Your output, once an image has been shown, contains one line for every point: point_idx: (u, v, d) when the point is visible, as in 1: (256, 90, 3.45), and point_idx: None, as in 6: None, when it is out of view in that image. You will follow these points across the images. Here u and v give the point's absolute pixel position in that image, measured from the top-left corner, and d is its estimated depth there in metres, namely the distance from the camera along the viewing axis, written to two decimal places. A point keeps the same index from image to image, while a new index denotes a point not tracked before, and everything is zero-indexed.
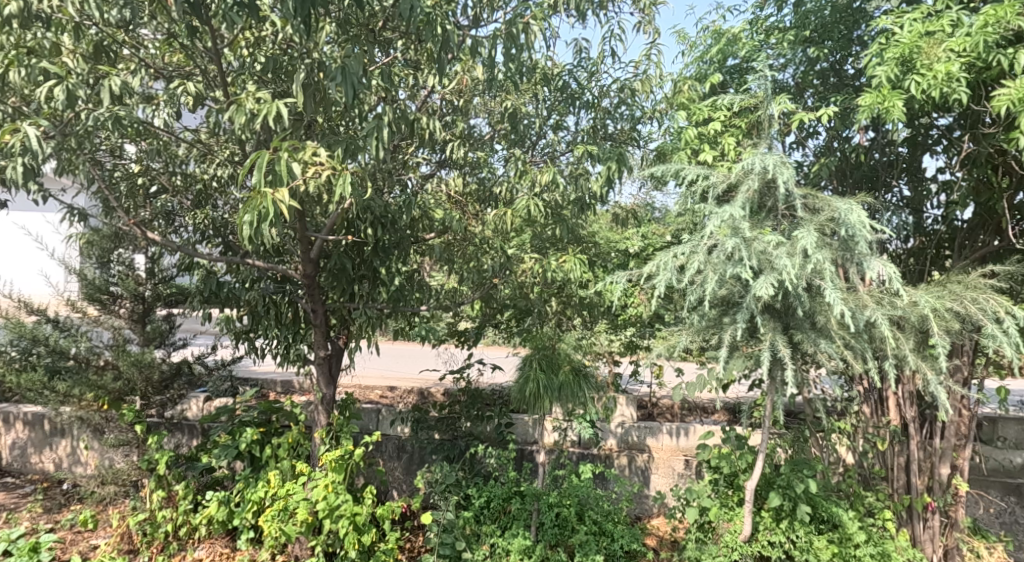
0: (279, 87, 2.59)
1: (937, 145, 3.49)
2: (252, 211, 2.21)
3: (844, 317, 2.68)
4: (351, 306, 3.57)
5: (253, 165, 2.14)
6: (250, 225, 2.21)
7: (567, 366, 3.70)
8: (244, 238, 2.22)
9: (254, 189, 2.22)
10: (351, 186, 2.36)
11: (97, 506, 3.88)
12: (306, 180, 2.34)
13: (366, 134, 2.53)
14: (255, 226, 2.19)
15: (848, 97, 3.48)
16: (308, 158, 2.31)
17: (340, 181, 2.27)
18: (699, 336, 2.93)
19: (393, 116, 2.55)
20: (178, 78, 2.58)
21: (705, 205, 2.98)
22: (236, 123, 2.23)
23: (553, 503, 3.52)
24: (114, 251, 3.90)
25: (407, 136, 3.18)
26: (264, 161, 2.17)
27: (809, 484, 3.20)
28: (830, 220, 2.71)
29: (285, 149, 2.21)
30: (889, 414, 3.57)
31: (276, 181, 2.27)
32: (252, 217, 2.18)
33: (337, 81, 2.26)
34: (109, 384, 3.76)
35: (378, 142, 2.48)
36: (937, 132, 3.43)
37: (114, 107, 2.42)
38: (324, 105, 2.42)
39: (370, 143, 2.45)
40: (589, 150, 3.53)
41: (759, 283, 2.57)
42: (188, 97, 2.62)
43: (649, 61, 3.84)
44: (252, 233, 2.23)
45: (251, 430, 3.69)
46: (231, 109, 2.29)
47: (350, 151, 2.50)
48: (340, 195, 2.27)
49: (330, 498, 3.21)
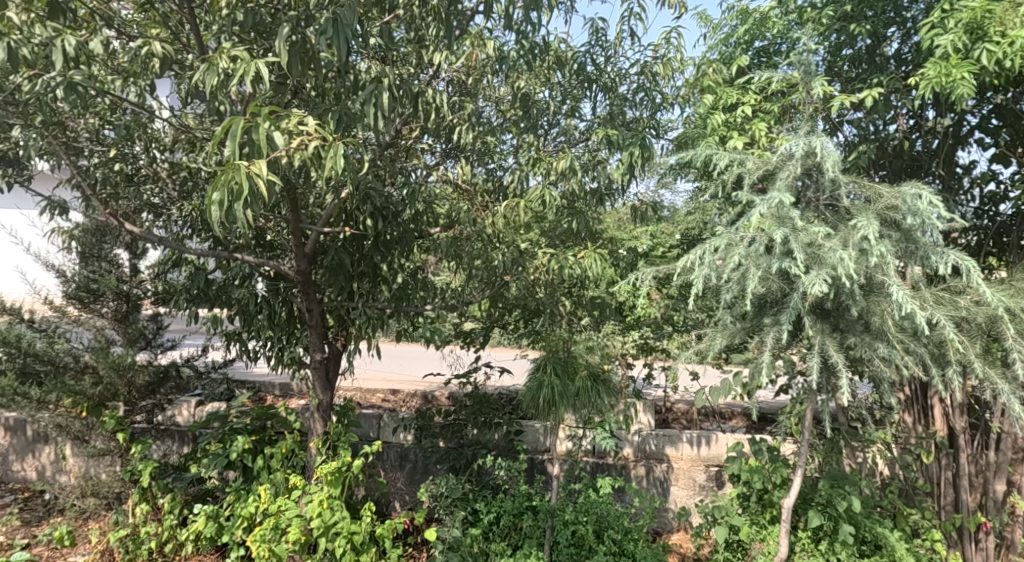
0: (266, 56, 2.31)
1: (973, 137, 3.33)
2: (224, 189, 1.94)
3: (901, 318, 2.39)
4: (349, 305, 3.29)
5: (226, 132, 1.86)
6: (219, 204, 1.93)
7: (583, 371, 3.42)
8: (213, 220, 1.94)
9: (226, 162, 1.93)
10: (344, 160, 2.07)
11: (78, 521, 3.65)
12: (288, 154, 2.07)
13: (362, 103, 2.23)
14: (225, 206, 1.91)
15: (893, 78, 3.19)
16: (294, 128, 2.06)
17: (330, 153, 1.99)
18: (735, 339, 2.64)
19: (392, 79, 2.21)
20: (146, 39, 2.29)
21: (740, 194, 2.70)
22: (209, 85, 1.95)
23: (568, 521, 3.24)
24: (95, 244, 3.59)
25: (412, 114, 2.90)
26: (240, 128, 1.89)
27: (852, 502, 2.92)
28: (894, 206, 2.41)
29: (265, 117, 1.92)
30: (935, 424, 3.33)
31: (254, 153, 1.97)
32: (222, 195, 1.89)
33: (329, 36, 1.98)
34: (88, 389, 3.47)
35: (377, 110, 2.17)
36: (971, 127, 3.31)
37: (70, 72, 2.13)
38: (314, 65, 2.15)
39: (366, 110, 2.14)
40: (609, 135, 3.27)
41: (810, 279, 2.28)
42: (156, 62, 2.29)
43: (669, 44, 3.57)
44: (223, 215, 1.95)
45: (243, 438, 3.42)
46: (200, 69, 2.00)
47: (345, 122, 2.22)
48: (328, 169, 1.96)
49: (325, 515, 2.95)
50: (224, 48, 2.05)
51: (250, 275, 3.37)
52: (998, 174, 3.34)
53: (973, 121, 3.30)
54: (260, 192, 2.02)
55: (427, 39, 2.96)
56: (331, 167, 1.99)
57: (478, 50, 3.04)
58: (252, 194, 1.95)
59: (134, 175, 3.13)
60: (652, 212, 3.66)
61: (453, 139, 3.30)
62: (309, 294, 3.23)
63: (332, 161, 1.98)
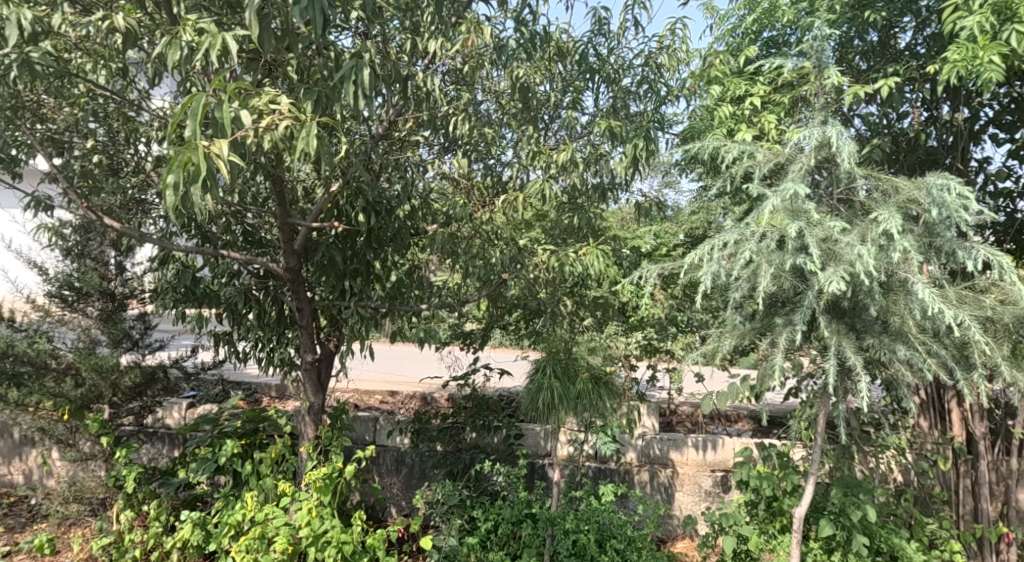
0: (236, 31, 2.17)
1: (986, 133, 3.23)
2: (181, 172, 1.79)
3: (923, 318, 2.25)
4: (341, 303, 3.16)
5: (187, 108, 1.74)
6: (175, 188, 1.79)
7: (585, 374, 3.27)
8: (169, 205, 1.78)
9: (186, 142, 1.80)
10: (319, 141, 1.94)
11: (59, 529, 3.53)
12: (263, 138, 1.94)
13: (340, 80, 2.10)
14: (181, 190, 1.76)
15: (909, 67, 3.05)
16: (264, 107, 1.94)
17: (303, 132, 1.86)
18: (744, 340, 2.51)
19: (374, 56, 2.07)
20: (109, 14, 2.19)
21: (750, 187, 2.56)
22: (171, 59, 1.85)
23: (568, 530, 3.10)
24: (79, 241, 3.45)
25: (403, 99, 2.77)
26: (202, 106, 1.76)
27: (867, 511, 2.78)
28: (916, 198, 2.28)
29: (231, 94, 1.80)
30: (952, 430, 3.19)
31: (218, 133, 1.85)
32: (178, 177, 1.75)
33: (303, 6, 1.85)
34: (68, 391, 3.36)
35: (357, 87, 2.03)
36: (983, 124, 3.22)
37: (26, 48, 2.09)
38: (289, 39, 2.04)
39: (345, 87, 2.01)
40: (612, 126, 3.13)
41: (827, 277, 2.14)
42: (120, 37, 2.14)
43: (674, 35, 3.42)
44: (179, 201, 1.79)
45: (232, 442, 3.30)
46: (161, 42, 1.92)
47: (325, 104, 2.08)
48: (300, 149, 1.83)
49: (314, 524, 2.82)
50: (189, 19, 1.98)
51: (239, 273, 3.25)
52: (1014, 171, 3.20)
53: (988, 115, 3.19)
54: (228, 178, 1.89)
55: (422, 26, 2.85)
56: (304, 147, 1.86)
57: (475, 35, 2.87)
58: (215, 178, 1.82)
59: (117, 168, 2.99)
60: (657, 211, 3.56)
61: (449, 131, 3.17)
62: (300, 292, 3.11)
63: (304, 140, 1.85)
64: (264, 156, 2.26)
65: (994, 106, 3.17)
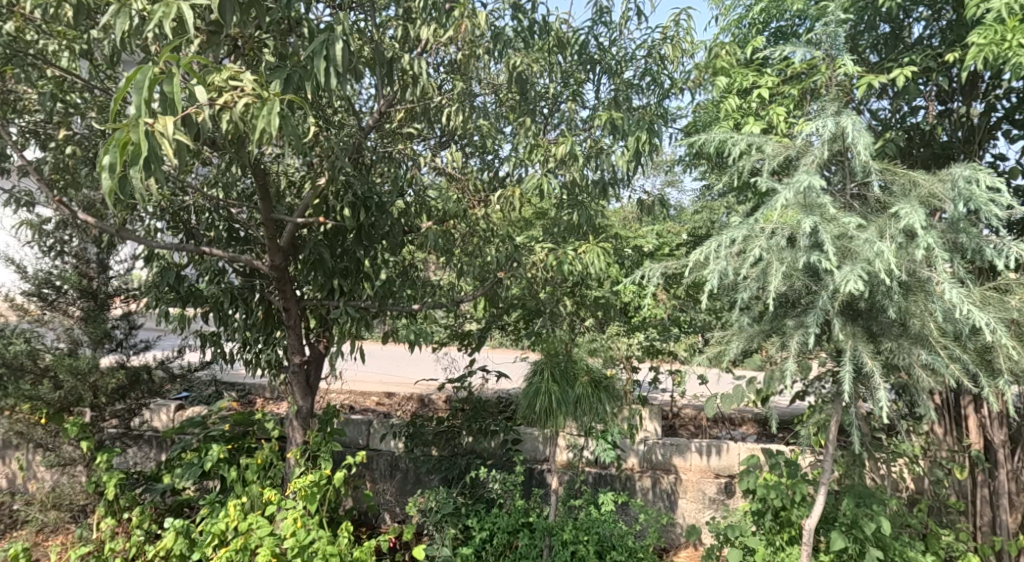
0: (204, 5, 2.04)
1: (1000, 130, 3.08)
2: (120, 154, 1.69)
3: (945, 320, 2.11)
4: (330, 303, 3.04)
5: (131, 83, 1.63)
6: (113, 170, 1.68)
7: (585, 377, 3.14)
8: (106, 188, 1.68)
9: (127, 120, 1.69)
10: (284, 119, 1.82)
11: (37, 537, 3.40)
12: (221, 118, 1.83)
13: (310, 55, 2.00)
14: (118, 171, 1.66)
15: (926, 56, 2.90)
16: (223, 84, 1.87)
17: (264, 111, 1.75)
18: (753, 343, 2.37)
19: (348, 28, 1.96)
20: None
21: (759, 181, 2.42)
22: (121, 28, 1.75)
23: (567, 541, 2.97)
24: (59, 238, 3.32)
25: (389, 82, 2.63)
26: (148, 80, 1.65)
27: (881, 524, 2.64)
28: (939, 192, 2.16)
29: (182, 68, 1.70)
30: (970, 436, 3.07)
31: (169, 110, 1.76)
32: (120, 160, 1.64)
33: None
34: (46, 394, 3.24)
35: (328, 62, 1.92)
36: (997, 118, 3.07)
37: None
38: (255, 11, 1.92)
39: (315, 63, 1.90)
40: (613, 118, 2.99)
41: (844, 277, 2.00)
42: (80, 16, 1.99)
43: (678, 26, 3.25)
44: (118, 183, 1.69)
45: (218, 446, 3.17)
46: (112, 11, 1.80)
47: (296, 81, 1.99)
48: (258, 129, 1.72)
49: (299, 534, 2.69)
50: None
51: (225, 271, 3.14)
52: None
53: (1005, 109, 3.05)
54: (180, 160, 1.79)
55: (413, 11, 2.71)
56: (264, 127, 1.74)
57: (469, 21, 2.69)
58: (158, 159, 1.70)
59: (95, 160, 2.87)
60: (660, 207, 3.39)
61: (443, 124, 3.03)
62: (286, 291, 2.99)
63: (265, 119, 1.74)
64: (238, 144, 2.13)
65: (1011, 99, 3.02)
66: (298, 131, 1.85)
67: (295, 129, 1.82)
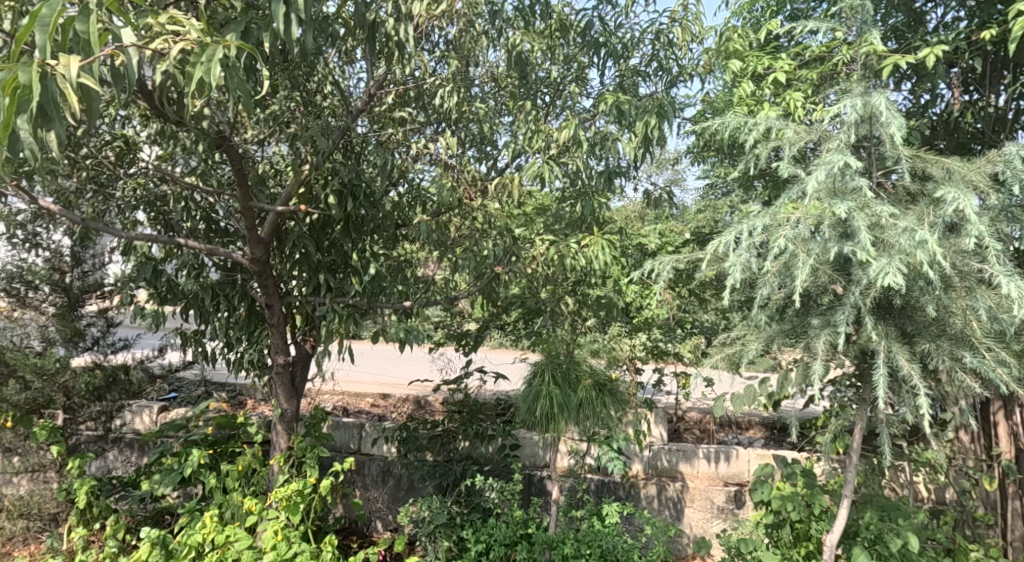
0: None
1: None
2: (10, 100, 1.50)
3: (987, 320, 1.92)
4: (317, 300, 2.87)
5: (35, 20, 1.45)
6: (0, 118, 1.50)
7: (587, 381, 2.95)
8: None
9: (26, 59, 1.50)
10: (230, 73, 1.64)
11: (4, 547, 3.24)
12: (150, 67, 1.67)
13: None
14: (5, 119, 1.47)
15: (957, 36, 2.69)
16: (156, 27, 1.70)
17: (203, 57, 1.57)
18: (773, 345, 2.19)
19: None
20: None
21: (778, 169, 2.23)
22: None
23: (568, 555, 2.80)
24: (32, 231, 3.12)
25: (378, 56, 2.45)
26: (56, 18, 1.47)
27: (910, 540, 2.42)
28: (974, 177, 1.99)
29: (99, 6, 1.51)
30: (999, 445, 2.89)
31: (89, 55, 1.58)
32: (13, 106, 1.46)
33: None
34: (13, 396, 3.04)
35: (289, 7, 1.75)
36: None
37: None
38: None
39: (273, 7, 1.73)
40: (619, 102, 2.77)
41: (880, 271, 1.81)
42: None
43: (687, 8, 3.05)
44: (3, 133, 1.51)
45: (198, 452, 2.98)
46: None
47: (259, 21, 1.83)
48: (196, 77, 1.53)
49: (281, 548, 2.50)
50: None
51: (204, 266, 2.95)
52: None
53: None
54: (91, 112, 1.62)
55: None
56: (204, 75, 1.56)
57: None
58: (57, 107, 1.53)
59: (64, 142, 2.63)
60: (667, 200, 3.20)
61: (438, 109, 2.84)
62: (270, 287, 2.81)
63: (205, 66, 1.56)
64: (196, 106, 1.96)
65: None
66: (247, 87, 1.68)
67: (241, 83, 1.65)
